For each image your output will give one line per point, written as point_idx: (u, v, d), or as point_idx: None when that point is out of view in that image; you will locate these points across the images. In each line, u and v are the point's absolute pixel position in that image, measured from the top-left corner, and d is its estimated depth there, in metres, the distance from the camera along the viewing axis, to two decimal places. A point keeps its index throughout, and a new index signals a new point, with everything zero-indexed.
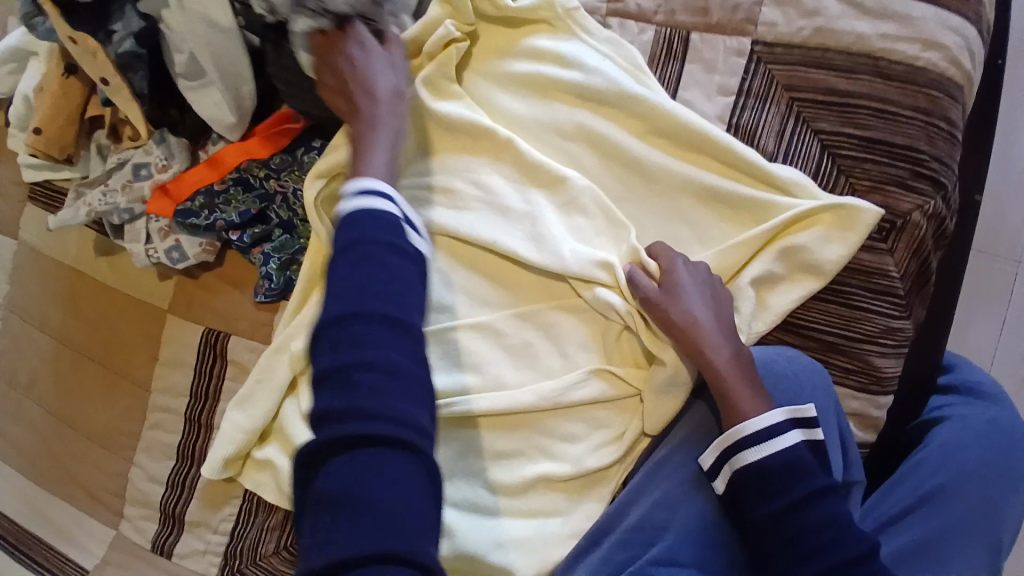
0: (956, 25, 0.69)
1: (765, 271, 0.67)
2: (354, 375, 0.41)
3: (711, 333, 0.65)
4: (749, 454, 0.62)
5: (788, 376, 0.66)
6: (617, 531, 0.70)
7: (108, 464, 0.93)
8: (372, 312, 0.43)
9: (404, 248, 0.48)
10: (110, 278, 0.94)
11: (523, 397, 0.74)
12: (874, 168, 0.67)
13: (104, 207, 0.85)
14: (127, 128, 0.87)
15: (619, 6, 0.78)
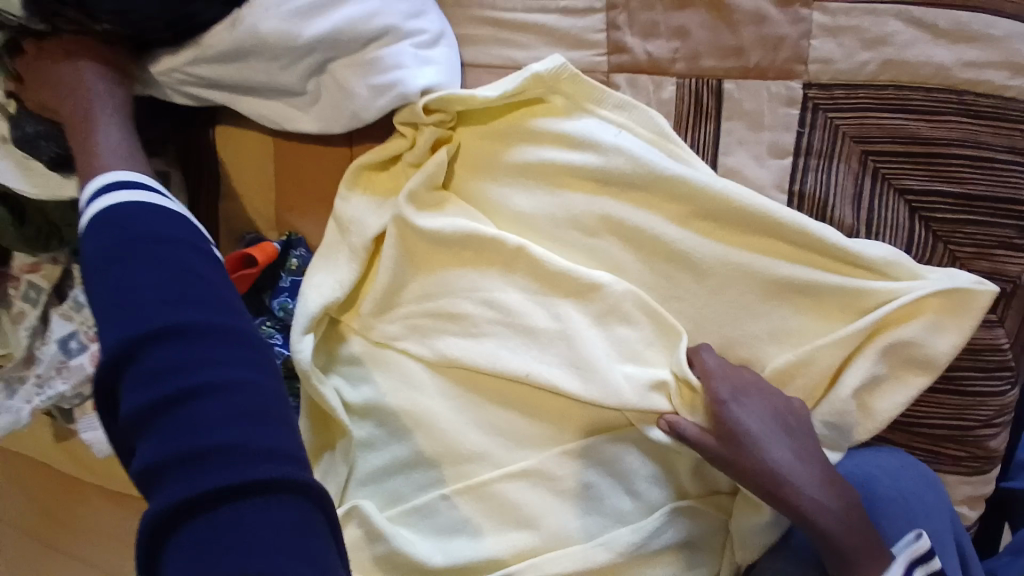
0: None
1: (869, 376, 0.56)
2: (191, 405, 0.32)
3: (801, 479, 0.53)
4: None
5: (896, 499, 0.55)
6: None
7: None
8: (190, 325, 0.35)
9: (174, 237, 0.40)
10: (76, 468, 0.78)
11: (600, 555, 0.62)
12: (976, 230, 0.56)
13: (48, 400, 0.69)
14: None
15: (624, 57, 0.62)
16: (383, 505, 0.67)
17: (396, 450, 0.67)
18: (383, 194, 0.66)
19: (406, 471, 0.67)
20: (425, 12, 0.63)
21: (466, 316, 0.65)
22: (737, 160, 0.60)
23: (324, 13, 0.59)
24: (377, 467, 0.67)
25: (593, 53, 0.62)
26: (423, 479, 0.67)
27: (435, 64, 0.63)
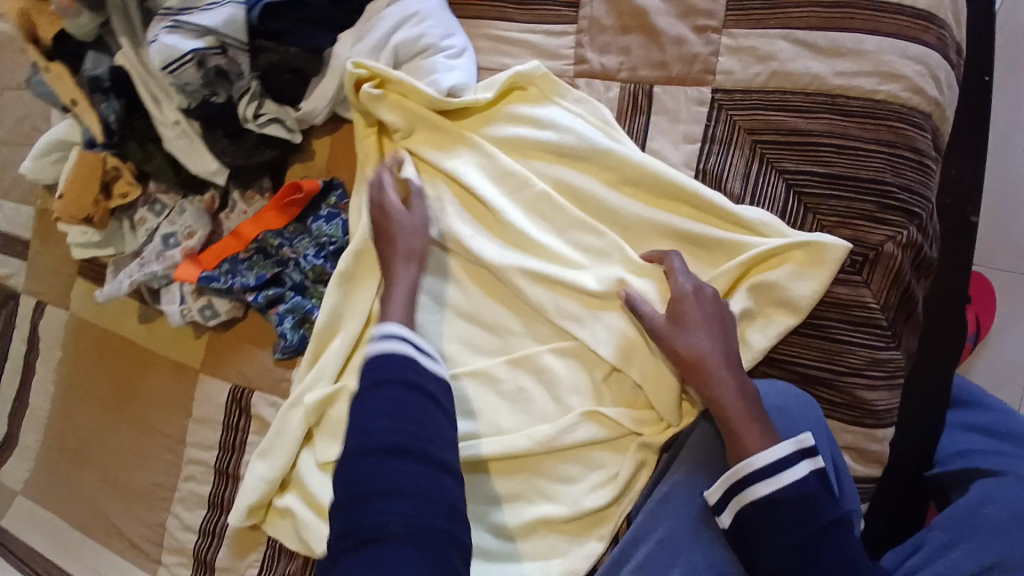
0: (915, 54, 0.69)
1: (740, 309, 0.70)
2: (377, 490, 0.55)
3: (718, 366, 0.67)
4: (757, 487, 0.63)
5: (776, 408, 0.68)
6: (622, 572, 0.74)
7: (144, 514, 1.00)
8: (402, 449, 0.58)
9: (417, 384, 0.65)
10: (151, 343, 1.02)
11: (523, 442, 0.80)
12: (840, 204, 0.69)
13: (145, 276, 0.92)
14: (119, 184, 0.94)
15: (584, 67, 0.82)
16: None
17: None
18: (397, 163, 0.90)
19: None
20: (454, 33, 0.85)
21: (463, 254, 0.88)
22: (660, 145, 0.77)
23: (386, 38, 0.85)
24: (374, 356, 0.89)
25: (562, 63, 0.83)
26: None
27: (460, 72, 0.85)
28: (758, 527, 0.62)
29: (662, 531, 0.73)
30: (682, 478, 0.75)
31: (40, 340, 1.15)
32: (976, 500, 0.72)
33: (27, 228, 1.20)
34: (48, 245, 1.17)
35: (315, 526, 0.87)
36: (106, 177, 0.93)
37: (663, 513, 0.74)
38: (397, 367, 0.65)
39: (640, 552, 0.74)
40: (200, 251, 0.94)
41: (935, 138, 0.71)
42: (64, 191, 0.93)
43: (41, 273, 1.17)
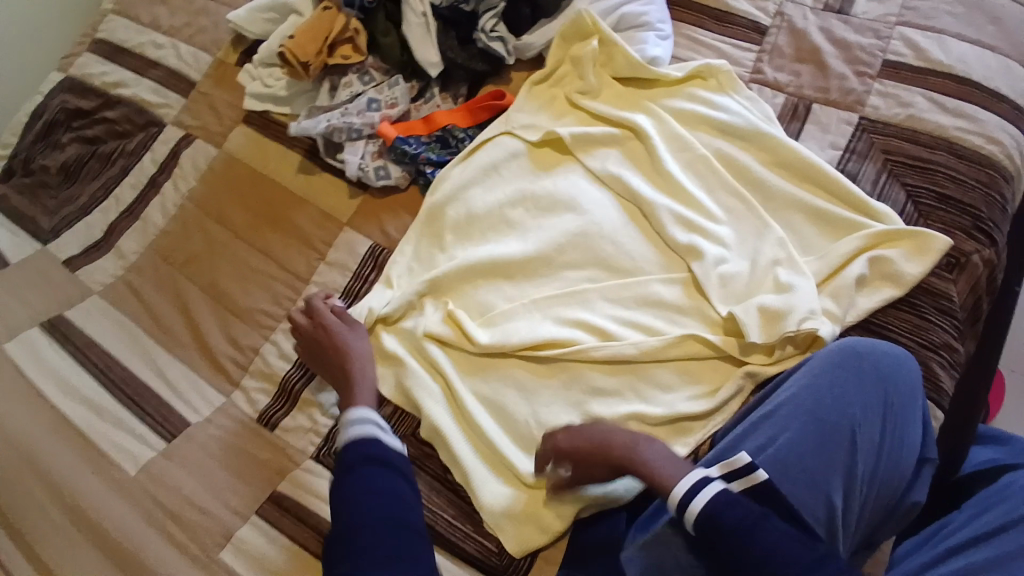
0: (1015, 131, 0.93)
1: (861, 273, 0.86)
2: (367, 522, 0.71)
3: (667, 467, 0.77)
4: (693, 506, 0.72)
5: (879, 356, 0.80)
6: (716, 471, 0.80)
7: (240, 336, 1.05)
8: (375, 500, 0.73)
9: (386, 451, 0.80)
10: (302, 190, 1.12)
11: (629, 350, 0.89)
12: (945, 217, 0.89)
13: (342, 124, 1.06)
14: (344, 48, 1.10)
15: (759, 76, 1.03)
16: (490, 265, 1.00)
17: (528, 243, 0.99)
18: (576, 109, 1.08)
19: (527, 253, 0.98)
20: (665, 22, 1.08)
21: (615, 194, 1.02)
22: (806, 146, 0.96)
23: (616, 7, 1.08)
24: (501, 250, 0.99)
25: (741, 69, 1.04)
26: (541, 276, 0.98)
27: (662, 49, 1.06)
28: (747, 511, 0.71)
29: (761, 440, 0.78)
30: (791, 397, 0.79)
31: (179, 165, 1.23)
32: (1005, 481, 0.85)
33: (200, 71, 1.31)
34: (218, 88, 1.28)
35: (420, 371, 0.95)
36: (337, 38, 1.09)
37: (767, 425, 0.79)
38: (369, 442, 0.80)
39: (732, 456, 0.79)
40: (394, 121, 1.09)
41: (1015, 197, 0.93)
42: (299, 34, 1.08)
43: (202, 110, 1.27)
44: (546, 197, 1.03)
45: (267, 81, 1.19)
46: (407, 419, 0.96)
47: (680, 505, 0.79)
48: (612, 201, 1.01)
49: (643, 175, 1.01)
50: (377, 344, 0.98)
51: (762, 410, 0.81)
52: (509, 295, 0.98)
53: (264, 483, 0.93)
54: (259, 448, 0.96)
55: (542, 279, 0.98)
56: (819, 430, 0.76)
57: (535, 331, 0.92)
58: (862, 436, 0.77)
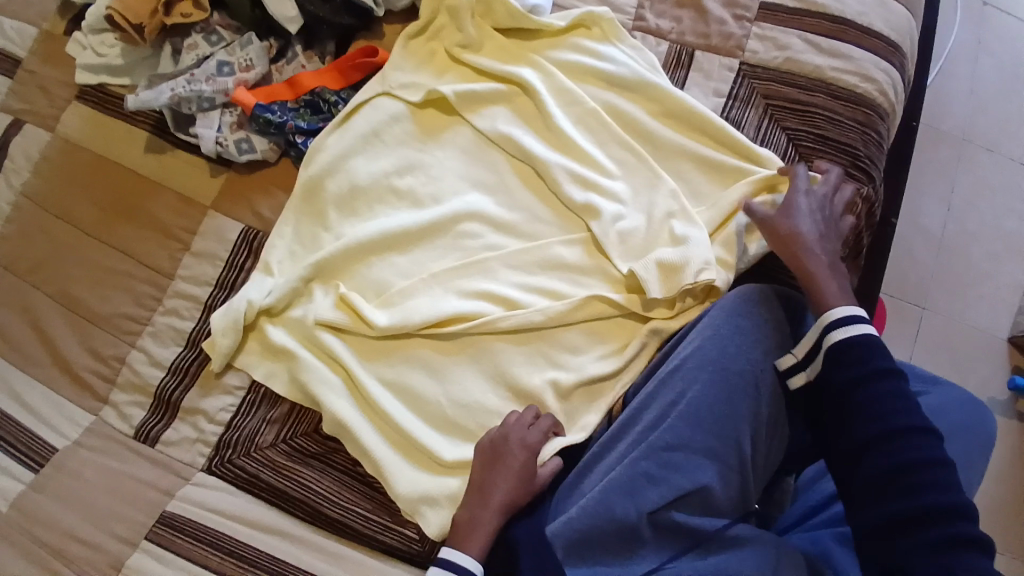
0: (885, 68, 0.96)
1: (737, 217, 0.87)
2: None
3: (808, 241, 0.80)
4: (833, 334, 0.75)
5: (768, 302, 0.82)
6: (634, 430, 0.81)
7: (103, 346, 0.92)
8: None
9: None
10: (158, 173, 0.99)
11: (536, 317, 0.85)
12: (824, 158, 0.91)
13: (189, 92, 0.93)
14: (182, 5, 0.96)
15: (642, 24, 1.01)
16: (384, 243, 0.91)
17: (420, 215, 0.92)
18: (458, 66, 1.01)
19: (420, 226, 0.91)
20: None
21: (508, 155, 0.97)
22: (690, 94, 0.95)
23: None
24: (390, 224, 0.91)
25: (624, 17, 1.01)
26: (436, 247, 0.92)
27: None
28: (827, 364, 0.75)
29: (672, 395, 0.80)
30: (694, 350, 0.80)
31: (6, 156, 1.06)
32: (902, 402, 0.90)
33: (22, 46, 1.13)
34: (46, 64, 1.11)
35: (314, 363, 0.88)
36: None
37: (676, 379, 0.80)
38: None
39: (648, 415, 0.81)
40: (252, 86, 0.97)
41: (887, 132, 0.97)
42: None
43: (27, 91, 1.09)
44: (434, 165, 0.96)
45: (100, 49, 1.04)
46: (308, 415, 0.89)
47: (610, 465, 0.81)
48: (506, 163, 0.96)
49: (535, 133, 0.97)
50: (262, 338, 0.90)
51: (668, 367, 0.82)
52: (403, 271, 0.91)
53: (150, 506, 0.83)
54: (140, 468, 0.86)
55: (438, 251, 0.92)
56: (722, 381, 0.78)
57: (437, 308, 0.86)
58: (764, 381, 0.79)
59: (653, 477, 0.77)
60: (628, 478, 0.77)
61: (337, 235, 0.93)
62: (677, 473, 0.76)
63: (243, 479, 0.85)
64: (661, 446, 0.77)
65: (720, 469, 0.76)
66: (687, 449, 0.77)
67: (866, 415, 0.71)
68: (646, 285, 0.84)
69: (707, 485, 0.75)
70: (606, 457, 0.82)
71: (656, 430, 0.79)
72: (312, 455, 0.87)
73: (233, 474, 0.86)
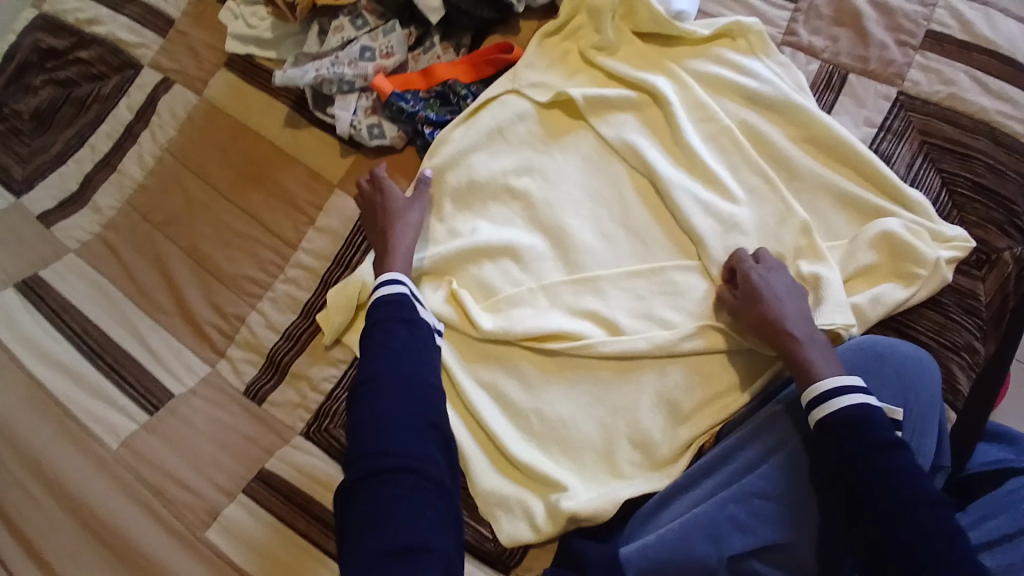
0: None
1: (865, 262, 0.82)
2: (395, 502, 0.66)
3: (792, 323, 0.77)
4: (820, 413, 0.72)
5: (894, 357, 0.76)
6: (724, 470, 0.79)
7: (224, 303, 0.99)
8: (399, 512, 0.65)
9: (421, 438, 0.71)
10: (291, 146, 1.04)
11: (640, 344, 0.86)
12: (980, 208, 0.83)
13: (332, 75, 0.96)
14: None
15: (793, 39, 0.95)
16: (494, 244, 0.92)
17: (539, 222, 0.94)
18: (588, 68, 0.99)
19: (537, 236, 0.93)
20: None
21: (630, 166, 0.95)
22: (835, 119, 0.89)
23: None
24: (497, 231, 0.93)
25: (774, 29, 0.95)
26: (545, 252, 0.93)
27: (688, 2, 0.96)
28: (822, 443, 0.71)
29: (768, 442, 0.79)
30: (793, 399, 0.79)
31: (155, 113, 1.14)
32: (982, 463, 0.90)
33: (179, 9, 1.21)
34: (198, 28, 1.19)
35: None
36: None
37: (775, 427, 0.79)
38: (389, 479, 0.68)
39: (742, 457, 0.79)
40: (389, 73, 0.99)
41: None
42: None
43: (180, 54, 1.18)
44: (554, 169, 0.95)
45: (250, 20, 1.09)
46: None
47: (692, 500, 0.79)
48: (627, 174, 0.95)
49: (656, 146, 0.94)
50: None
51: (768, 411, 0.80)
52: (507, 274, 0.92)
53: (252, 461, 0.89)
54: (247, 423, 0.92)
55: (550, 258, 0.92)
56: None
57: (540, 322, 0.88)
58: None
59: (739, 523, 0.75)
60: (711, 518, 0.76)
61: (450, 229, 0.94)
62: (765, 523, 0.75)
63: (336, 449, 0.89)
64: (750, 493, 0.76)
65: (803, 524, 0.75)
66: (777, 499, 0.76)
67: (884, 487, 0.66)
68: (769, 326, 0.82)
69: (791, 542, 0.74)
70: (691, 490, 0.80)
71: (747, 475, 0.78)
72: None
73: (328, 442, 0.90)
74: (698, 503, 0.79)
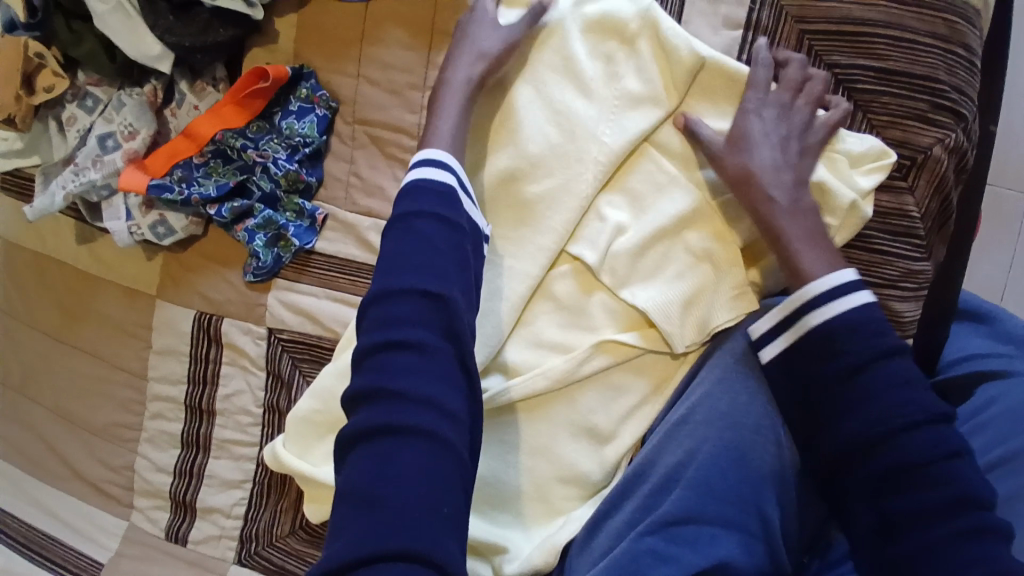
0: None
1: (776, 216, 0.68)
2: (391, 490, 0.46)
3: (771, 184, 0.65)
4: (812, 317, 0.62)
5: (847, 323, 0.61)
6: (640, 493, 0.68)
7: (110, 455, 0.91)
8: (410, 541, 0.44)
9: (450, 219, 0.59)
10: (95, 267, 0.89)
11: (541, 382, 0.72)
12: (892, 102, 0.66)
13: (81, 187, 0.79)
14: (43, 76, 0.80)
15: None
16: None
17: None
18: (375, 61, 0.79)
19: None
20: None
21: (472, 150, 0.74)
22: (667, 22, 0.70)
23: None
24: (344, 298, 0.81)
25: None
26: None
27: None
28: (802, 351, 0.63)
29: (684, 449, 0.66)
30: (703, 397, 0.68)
31: None
32: (977, 407, 0.71)
33: None
34: None
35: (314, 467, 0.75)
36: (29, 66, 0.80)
37: (682, 435, 0.68)
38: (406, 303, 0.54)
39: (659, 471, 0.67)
40: (147, 155, 0.81)
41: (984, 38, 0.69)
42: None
43: None
44: None
45: None
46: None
47: (615, 533, 0.67)
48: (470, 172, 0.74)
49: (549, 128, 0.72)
50: (252, 430, 0.85)
51: (673, 417, 0.69)
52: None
53: None
54: (180, 570, 0.88)
55: None
56: (739, 436, 0.65)
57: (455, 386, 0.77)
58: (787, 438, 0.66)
59: (661, 556, 0.61)
60: (628, 556, 0.62)
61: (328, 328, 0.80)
62: (690, 548, 0.62)
63: (271, 571, 0.85)
64: (669, 518, 0.63)
65: (742, 541, 0.61)
66: (702, 519, 0.63)
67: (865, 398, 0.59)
68: (668, 338, 0.70)
69: (726, 560, 0.60)
70: (615, 517, 0.69)
71: (666, 495, 0.66)
72: None
73: (262, 566, 0.85)
74: (621, 536, 0.66)
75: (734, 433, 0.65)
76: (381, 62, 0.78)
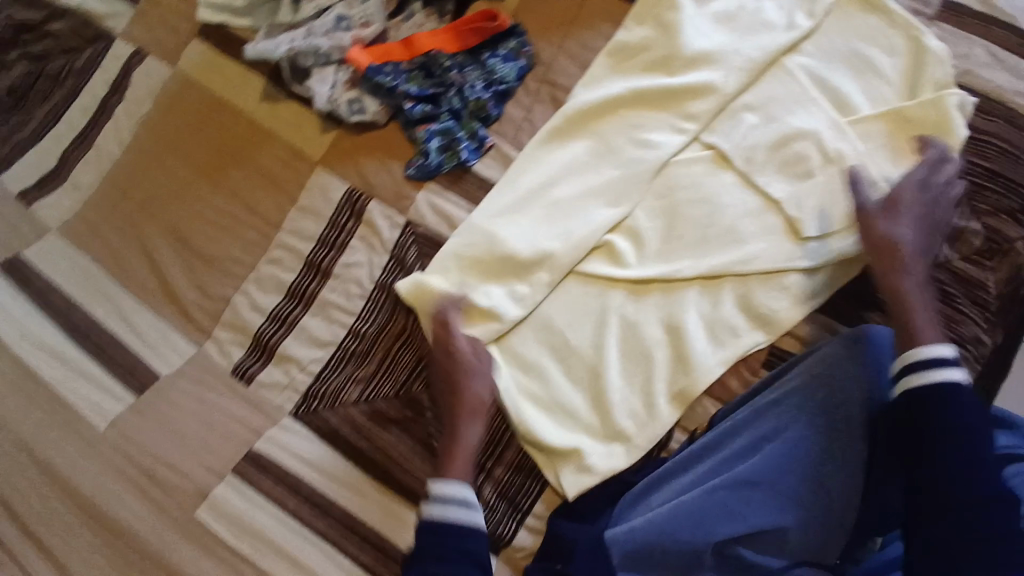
0: None
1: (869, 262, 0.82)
2: None
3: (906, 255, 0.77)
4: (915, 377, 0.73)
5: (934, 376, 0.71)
6: (714, 457, 0.79)
7: (210, 283, 0.97)
8: None
9: None
10: (271, 120, 1.00)
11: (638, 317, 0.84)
12: (991, 197, 0.84)
13: (306, 47, 0.95)
14: None
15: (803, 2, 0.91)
16: (513, 232, 0.88)
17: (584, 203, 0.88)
18: (582, 38, 0.96)
19: (568, 215, 0.88)
20: None
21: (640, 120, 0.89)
22: (842, 79, 0.87)
23: None
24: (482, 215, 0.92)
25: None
26: (555, 231, 0.88)
27: None
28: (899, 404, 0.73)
29: (764, 429, 0.78)
30: (792, 391, 0.78)
31: (130, 85, 1.09)
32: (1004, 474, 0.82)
33: None
34: None
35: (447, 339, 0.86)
36: None
37: (772, 414, 0.78)
38: None
39: (735, 442, 0.79)
40: (368, 44, 0.97)
41: None
42: None
43: (155, 21, 1.12)
44: (590, 179, 0.88)
45: None
46: (417, 344, 0.91)
47: (683, 486, 0.79)
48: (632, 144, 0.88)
49: (714, 136, 0.87)
50: (356, 301, 0.93)
51: (764, 399, 0.79)
52: (529, 263, 0.87)
53: (241, 443, 0.89)
54: (236, 404, 0.92)
55: (555, 230, 0.88)
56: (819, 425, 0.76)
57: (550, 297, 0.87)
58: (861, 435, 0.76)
59: (728, 509, 0.75)
60: (699, 505, 0.76)
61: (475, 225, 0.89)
62: (753, 510, 0.75)
63: (325, 431, 0.89)
64: (742, 481, 0.76)
65: (798, 515, 0.75)
66: (768, 487, 0.76)
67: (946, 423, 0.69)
68: (760, 319, 0.82)
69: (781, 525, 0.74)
70: (681, 475, 0.80)
71: (740, 462, 0.78)
72: (391, 420, 0.89)
73: (317, 424, 0.90)
74: (689, 488, 0.79)
75: (814, 422, 0.77)
76: (586, 42, 0.95)
